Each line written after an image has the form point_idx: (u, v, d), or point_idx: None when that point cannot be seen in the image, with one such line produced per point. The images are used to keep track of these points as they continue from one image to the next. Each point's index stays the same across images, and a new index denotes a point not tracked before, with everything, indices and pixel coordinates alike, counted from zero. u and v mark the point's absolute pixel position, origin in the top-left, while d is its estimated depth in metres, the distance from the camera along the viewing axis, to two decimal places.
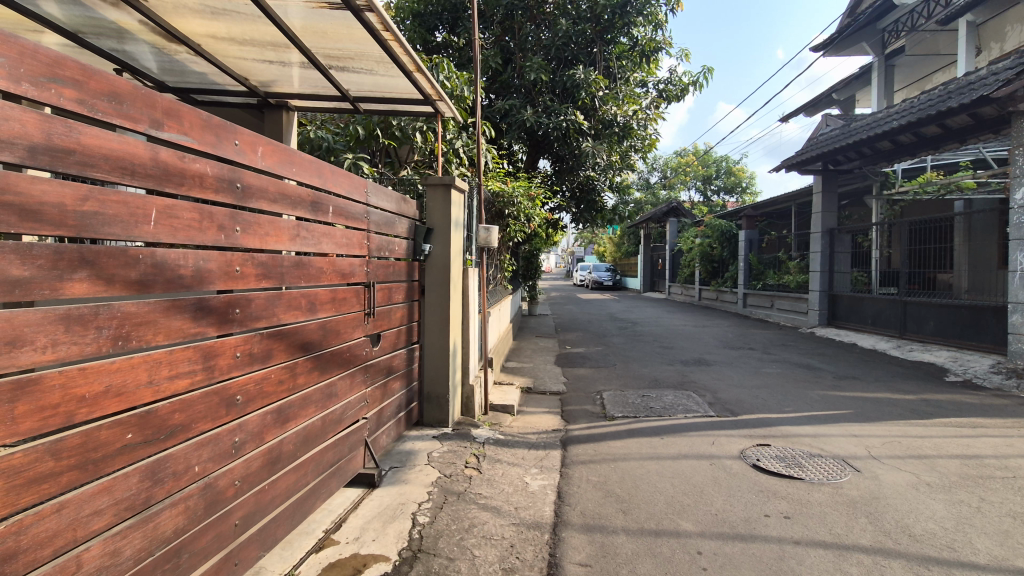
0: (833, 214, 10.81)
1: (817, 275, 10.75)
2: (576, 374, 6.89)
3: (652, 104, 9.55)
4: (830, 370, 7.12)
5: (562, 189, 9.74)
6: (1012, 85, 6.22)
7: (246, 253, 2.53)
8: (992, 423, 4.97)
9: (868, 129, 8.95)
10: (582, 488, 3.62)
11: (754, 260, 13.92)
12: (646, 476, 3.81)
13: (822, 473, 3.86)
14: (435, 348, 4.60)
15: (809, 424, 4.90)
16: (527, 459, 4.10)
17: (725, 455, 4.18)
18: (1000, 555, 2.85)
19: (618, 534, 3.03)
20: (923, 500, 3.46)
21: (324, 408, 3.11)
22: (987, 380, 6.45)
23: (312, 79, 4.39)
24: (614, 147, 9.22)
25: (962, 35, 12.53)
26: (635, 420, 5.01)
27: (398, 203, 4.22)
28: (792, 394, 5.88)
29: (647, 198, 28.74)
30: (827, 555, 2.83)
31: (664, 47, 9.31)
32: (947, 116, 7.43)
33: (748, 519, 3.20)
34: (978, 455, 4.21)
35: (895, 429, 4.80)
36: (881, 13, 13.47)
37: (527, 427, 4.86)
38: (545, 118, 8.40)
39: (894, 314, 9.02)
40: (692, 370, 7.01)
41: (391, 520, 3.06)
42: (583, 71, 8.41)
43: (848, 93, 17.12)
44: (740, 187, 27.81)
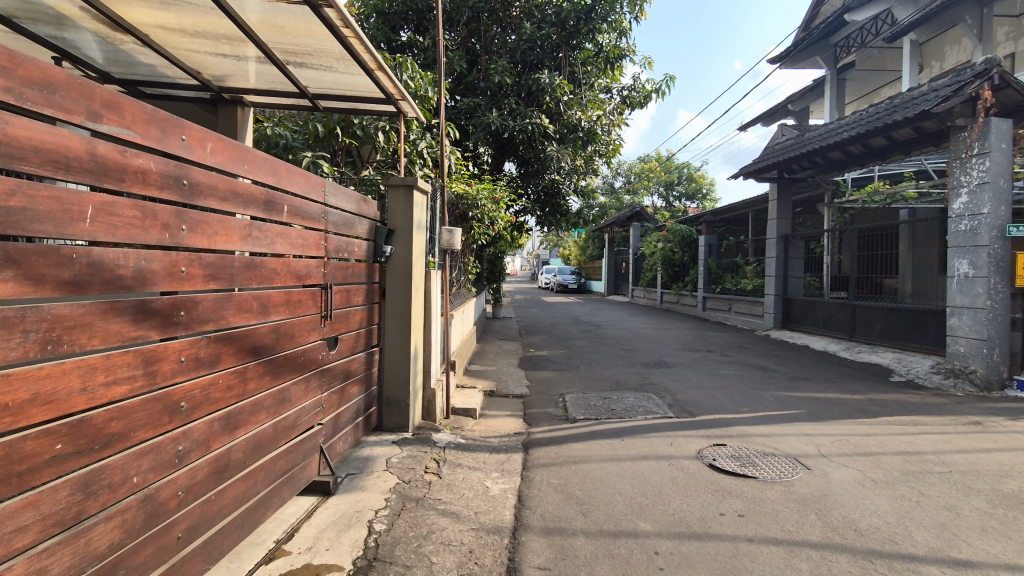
0: (788, 221, 11.15)
1: (773, 279, 11.12)
2: (539, 376, 6.90)
3: (616, 110, 9.67)
4: (784, 371, 7.36)
5: (527, 191, 9.74)
6: (951, 102, 6.64)
7: (193, 253, 2.41)
8: (931, 421, 5.23)
9: (820, 138, 9.32)
10: (542, 492, 3.62)
11: (713, 265, 14.31)
12: (606, 477, 3.84)
13: (775, 471, 3.97)
14: (396, 352, 4.52)
15: (763, 424, 5.05)
16: (488, 463, 4.07)
17: (683, 455, 4.26)
18: (936, 546, 3.00)
19: (578, 537, 3.04)
20: (868, 496, 3.60)
21: (276, 414, 3.01)
22: (928, 380, 6.88)
23: (269, 74, 4.26)
24: (578, 151, 9.32)
25: (905, 54, 12.87)
26: (596, 423, 5.05)
27: (358, 203, 4.14)
28: (747, 395, 6.06)
29: (611, 203, 29.19)
30: (778, 552, 2.91)
31: (628, 54, 9.47)
32: (893, 128, 7.81)
33: (703, 518, 3.27)
34: (918, 451, 4.43)
35: (844, 427, 5.00)
36: (833, 29, 14.17)
37: (489, 430, 4.83)
38: (511, 121, 8.41)
39: (844, 317, 9.42)
40: (652, 372, 7.13)
41: (346, 528, 2.99)
42: (548, 76, 8.49)
43: (802, 104, 17.82)
44: (701, 193, 28.52)
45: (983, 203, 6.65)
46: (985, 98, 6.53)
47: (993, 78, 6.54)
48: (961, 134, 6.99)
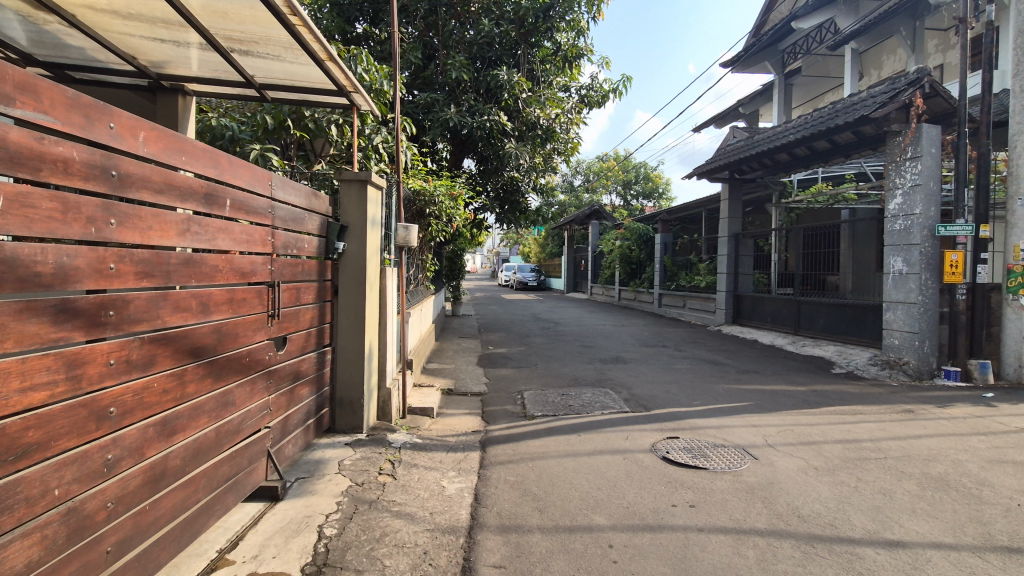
0: (738, 220, 11.54)
1: (724, 276, 11.49)
2: (497, 374, 6.89)
3: (575, 108, 9.74)
4: (734, 365, 7.62)
5: (486, 188, 9.69)
6: (887, 108, 7.03)
7: (124, 249, 2.27)
8: (868, 410, 5.53)
9: (768, 141, 9.67)
10: (499, 489, 3.60)
11: (668, 262, 14.69)
12: (563, 473, 3.86)
13: (725, 462, 4.10)
14: (349, 351, 4.41)
15: (714, 416, 5.21)
16: (445, 462, 4.02)
17: (638, 449, 4.34)
18: (873, 529, 3.16)
19: (534, 533, 3.04)
20: (810, 483, 3.76)
21: (218, 419, 2.87)
22: (866, 371, 7.29)
23: (212, 62, 4.06)
24: (537, 149, 9.34)
25: (847, 62, 13.53)
26: (553, 419, 5.08)
27: (308, 198, 4.00)
28: (700, 388, 6.24)
29: (570, 201, 29.50)
30: (727, 540, 3.00)
31: (586, 54, 9.56)
32: (835, 132, 8.18)
33: (656, 510, 3.34)
34: (857, 439, 4.66)
35: (789, 418, 5.22)
36: (781, 36, 14.74)
37: (446, 429, 4.77)
38: (469, 117, 8.35)
39: (790, 312, 9.84)
40: (609, 368, 7.23)
41: (295, 534, 2.88)
42: (507, 72, 8.46)
43: (753, 108, 18.47)
44: (657, 192, 29.18)
45: (915, 204, 7.06)
46: (918, 105, 6.95)
47: (924, 87, 6.97)
48: (897, 138, 7.40)
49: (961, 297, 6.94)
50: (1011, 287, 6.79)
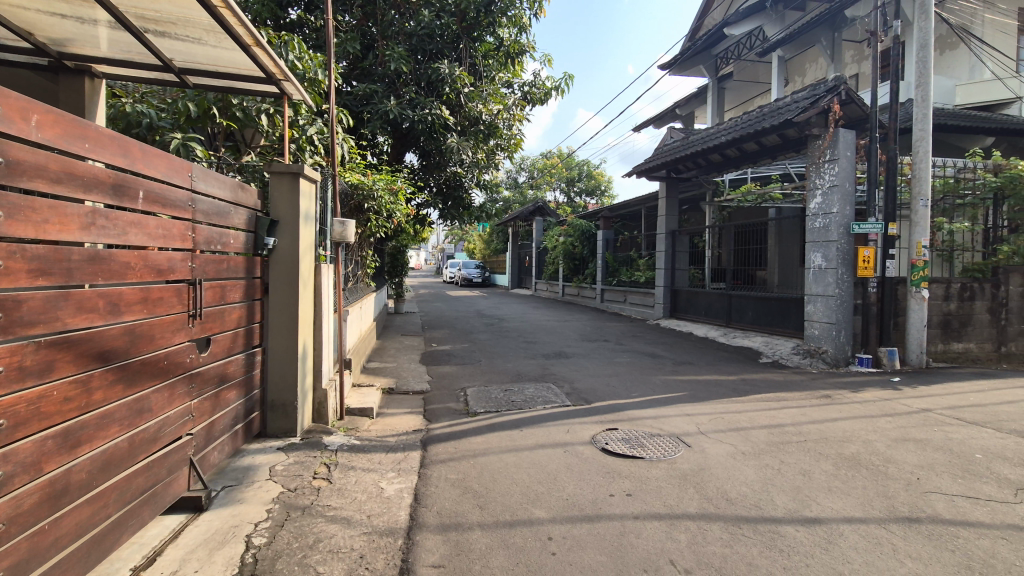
0: (675, 218, 11.96)
1: (662, 272, 11.90)
2: (440, 371, 6.83)
3: (517, 105, 9.75)
4: (670, 357, 7.92)
5: (428, 184, 9.56)
6: (808, 113, 7.47)
7: (14, 243, 2.05)
8: (792, 396, 5.89)
9: (702, 141, 10.08)
10: (440, 488, 3.56)
11: (610, 258, 15.05)
12: (504, 469, 3.87)
13: (660, 451, 4.24)
14: (281, 352, 4.22)
15: (651, 407, 5.39)
16: (384, 463, 3.94)
17: (578, 441, 4.42)
18: (794, 507, 3.37)
19: (474, 530, 3.03)
20: (738, 467, 3.97)
21: (132, 427, 2.68)
22: (789, 360, 7.79)
23: (124, 42, 3.76)
24: (480, 145, 9.27)
25: (774, 68, 14.30)
26: (496, 415, 5.08)
27: (234, 191, 3.79)
28: (638, 380, 6.44)
29: (514, 198, 29.64)
30: (661, 526, 3.11)
31: (528, 50, 9.59)
32: (762, 134, 8.62)
33: (594, 501, 3.41)
34: (781, 424, 4.96)
35: (720, 406, 5.48)
36: (714, 41, 15.38)
37: (385, 430, 4.67)
38: (409, 110, 8.19)
39: (722, 306, 10.32)
40: (552, 363, 7.33)
41: (220, 546, 2.72)
42: (448, 66, 8.36)
43: (689, 109, 19.19)
44: (599, 190, 29.81)
45: (833, 204, 7.57)
46: (834, 111, 7.46)
47: (841, 94, 7.48)
48: (817, 141, 7.90)
49: (873, 290, 7.52)
50: (915, 280, 7.41)
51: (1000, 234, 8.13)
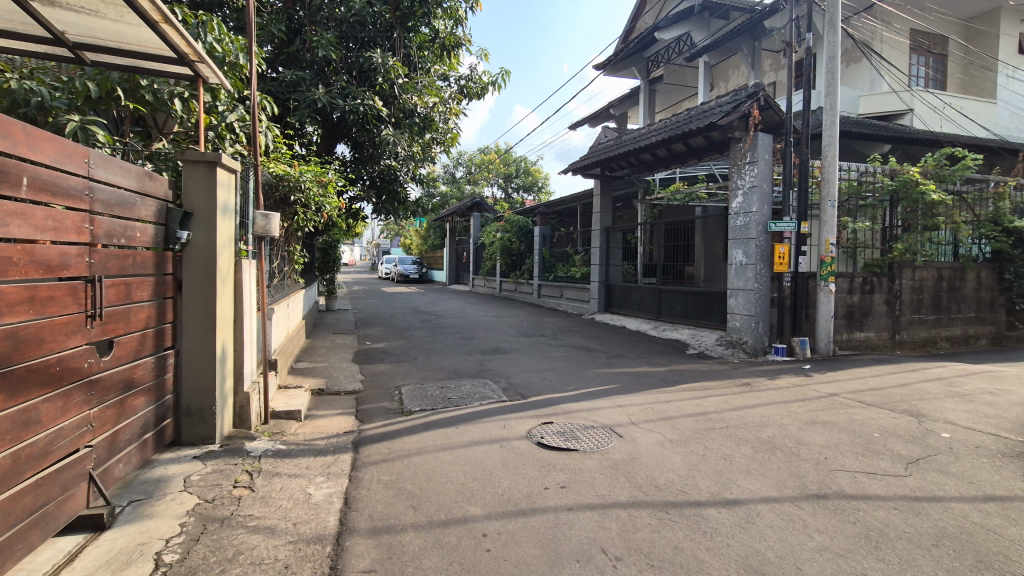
0: (609, 215, 12.27)
1: (597, 267, 12.21)
2: (374, 370, 6.64)
3: (453, 98, 9.61)
4: (604, 351, 8.13)
5: (361, 177, 9.25)
6: (731, 117, 7.88)
7: None
8: (716, 385, 6.22)
9: (633, 141, 10.39)
10: (371, 491, 3.46)
11: (547, 254, 15.25)
12: (439, 467, 3.81)
13: (593, 442, 4.34)
14: (197, 353, 3.94)
15: (585, 399, 5.52)
16: (312, 467, 3.77)
17: (514, 436, 4.43)
18: (717, 490, 3.56)
19: (407, 532, 2.96)
20: (667, 454, 4.14)
21: (18, 440, 2.41)
22: (714, 350, 8.22)
23: (6, 10, 3.36)
24: (415, 138, 9.02)
25: (701, 73, 14.98)
26: (432, 413, 5.01)
27: (141, 180, 3.49)
28: (573, 374, 6.57)
29: (452, 193, 29.38)
30: (593, 515, 3.18)
31: (464, 44, 9.49)
32: (689, 136, 9.01)
33: (529, 495, 3.43)
34: (705, 412, 5.22)
35: (651, 397, 5.69)
36: (646, 44, 15.88)
37: (314, 433, 4.48)
38: (340, 100, 7.89)
39: (653, 300, 10.73)
40: (489, 359, 7.31)
41: (124, 567, 2.50)
42: (381, 55, 8.09)
43: (622, 109, 19.75)
44: (536, 186, 30.12)
45: (753, 203, 8.06)
46: (754, 115, 7.93)
47: (760, 100, 7.94)
48: (739, 144, 8.36)
49: (787, 284, 8.11)
50: (823, 275, 8.01)
51: (895, 233, 8.94)
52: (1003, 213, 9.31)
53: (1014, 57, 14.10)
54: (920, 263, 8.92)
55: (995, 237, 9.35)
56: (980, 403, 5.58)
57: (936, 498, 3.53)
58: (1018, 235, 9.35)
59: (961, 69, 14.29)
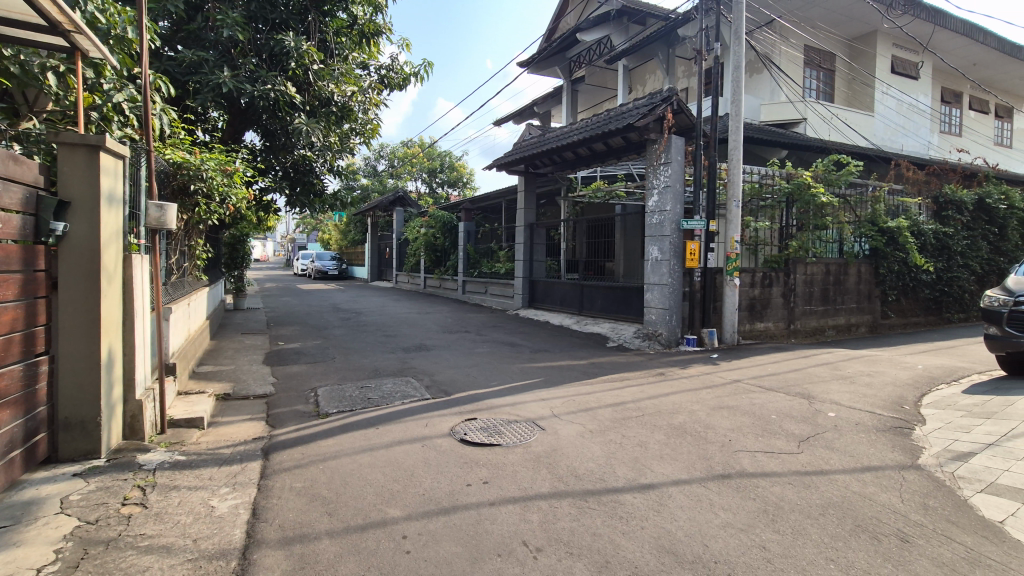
0: (533, 211, 12.43)
1: (521, 263, 12.35)
2: (287, 372, 6.29)
3: (373, 88, 9.29)
4: (528, 345, 8.24)
5: (273, 167, 8.74)
6: (647, 119, 8.24)
7: None
8: (634, 376, 6.50)
9: (556, 140, 10.57)
10: (283, 499, 3.27)
11: (471, 250, 15.23)
12: (357, 470, 3.68)
13: (516, 436, 4.38)
14: (76, 359, 3.52)
15: (509, 394, 5.56)
16: (216, 478, 3.50)
17: (436, 434, 4.37)
18: (634, 477, 3.70)
19: (321, 540, 2.83)
20: (587, 445, 4.26)
21: None
22: (632, 343, 8.60)
23: None
24: (332, 128, 8.61)
25: (620, 76, 15.54)
26: (350, 415, 4.82)
27: (4, 163, 3.07)
28: (497, 369, 6.60)
29: (373, 186, 28.49)
30: (515, 509, 3.21)
31: (385, 32, 9.18)
32: (609, 136, 9.30)
33: (451, 492, 3.40)
34: (624, 402, 5.44)
35: (572, 389, 5.84)
36: (568, 45, 16.20)
37: (219, 441, 4.17)
38: (248, 84, 7.37)
39: (575, 295, 11.02)
40: (412, 357, 7.18)
41: None
42: (294, 39, 7.64)
43: (546, 108, 20.08)
44: (461, 181, 29.98)
45: (667, 202, 8.50)
46: (667, 119, 8.34)
47: (673, 104, 8.37)
48: (654, 145, 8.77)
49: (697, 279, 8.61)
50: (729, 270, 8.56)
51: (791, 232, 9.77)
52: (879, 215, 10.51)
53: (888, 76, 15.86)
54: (812, 259, 9.82)
55: (872, 236, 10.50)
56: (859, 384, 6.25)
57: (823, 471, 3.90)
58: (890, 235, 10.57)
59: (845, 83, 15.90)
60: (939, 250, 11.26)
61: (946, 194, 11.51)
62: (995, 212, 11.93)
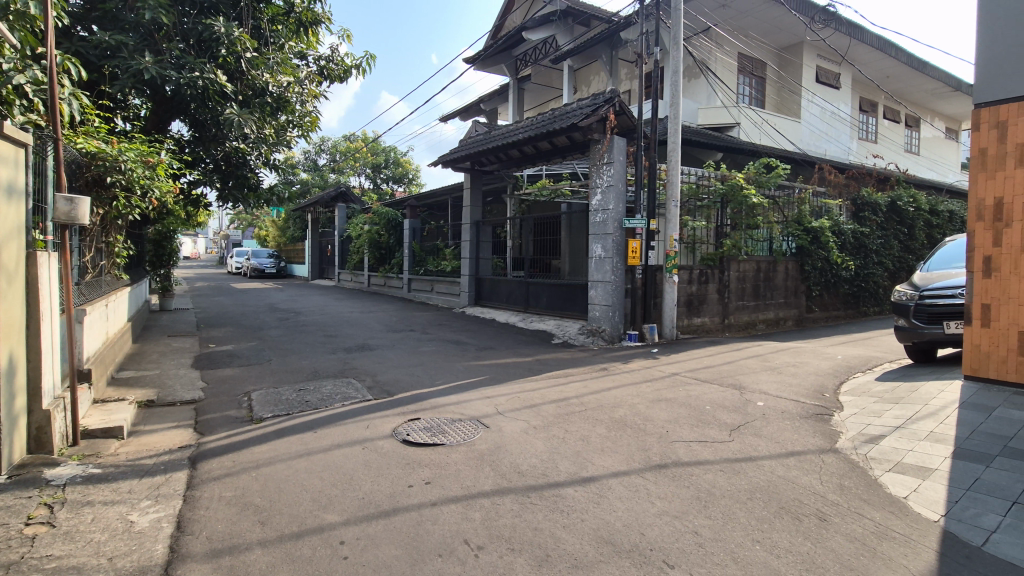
0: (479, 209, 12.40)
1: (467, 261, 12.29)
2: (219, 375, 5.98)
3: (311, 80, 8.97)
4: (473, 343, 8.22)
5: (203, 159, 8.28)
6: (590, 120, 8.42)
7: None
8: (578, 372, 6.62)
9: (501, 137, 10.58)
10: (211, 509, 3.11)
11: (417, 248, 15.03)
12: (293, 476, 3.55)
13: (459, 435, 4.36)
14: None
15: (453, 393, 5.53)
16: (136, 491, 3.29)
17: (377, 436, 4.28)
18: (575, 470, 3.78)
19: (252, 550, 2.71)
20: (530, 441, 4.30)
21: None
22: (576, 339, 8.74)
23: None
24: (268, 119, 8.25)
25: (565, 76, 15.75)
26: (286, 419, 4.64)
27: None
28: (442, 368, 6.55)
29: (314, 180, 27.53)
30: (457, 508, 3.20)
31: (324, 22, 8.87)
32: (553, 135, 9.39)
33: (392, 494, 3.34)
34: (567, 397, 5.54)
35: (517, 386, 5.88)
36: (514, 43, 16.26)
37: (140, 451, 3.92)
38: (173, 71, 6.92)
39: (520, 292, 11.10)
40: (354, 357, 7.00)
41: None
42: (225, 24, 7.25)
43: (492, 105, 20.06)
44: (406, 177, 29.56)
45: (610, 201, 8.72)
46: (610, 120, 8.55)
47: (615, 105, 8.59)
48: (597, 146, 8.97)
49: (639, 276, 8.86)
50: (668, 267, 8.86)
51: (726, 230, 10.25)
52: (804, 215, 11.20)
53: (813, 85, 16.91)
54: (744, 257, 10.34)
55: (798, 235, 11.20)
56: (785, 374, 6.66)
57: (751, 457, 4.13)
58: (814, 234, 11.30)
59: (775, 91, 16.83)
60: (856, 249, 12.14)
61: (862, 196, 12.41)
62: (904, 214, 12.98)
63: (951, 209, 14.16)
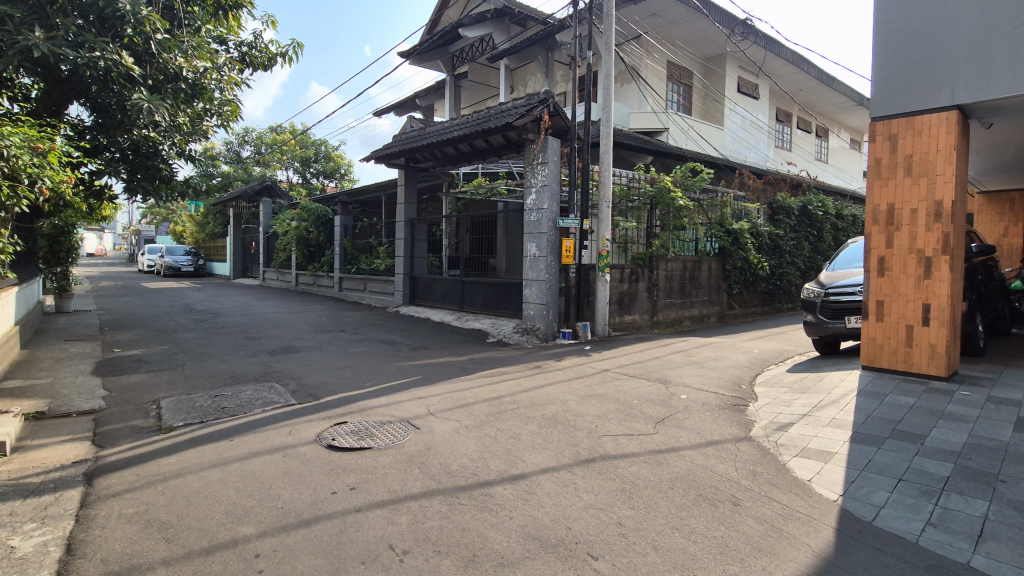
0: (413, 206, 12.18)
1: (401, 259, 12.06)
2: (124, 382, 5.52)
3: (231, 66, 8.46)
4: (406, 343, 8.07)
5: (107, 147, 7.61)
6: (525, 119, 8.50)
7: None
8: (511, 370, 6.67)
9: (436, 133, 10.45)
10: (109, 529, 2.86)
11: (348, 245, 14.57)
12: (204, 488, 3.33)
13: (388, 438, 4.27)
14: None
15: (384, 394, 5.41)
16: (18, 514, 2.97)
17: (300, 442, 4.10)
18: (505, 468, 3.80)
19: (155, 570, 2.52)
20: (461, 441, 4.28)
21: None
22: (511, 337, 8.80)
23: None
24: (182, 107, 7.73)
25: (502, 75, 15.78)
26: (200, 427, 4.35)
27: None
28: (372, 369, 6.39)
29: (236, 173, 25.97)
30: (383, 513, 3.13)
31: (246, 6, 8.39)
32: (488, 134, 9.39)
33: (314, 502, 3.22)
34: (500, 395, 5.55)
35: (449, 386, 5.84)
36: (450, 39, 16.09)
37: (25, 469, 3.54)
38: (69, 49, 6.29)
39: (455, 291, 11.03)
40: (278, 360, 6.68)
41: None
42: (131, 2, 6.66)
43: (428, 100, 19.78)
44: (338, 172, 28.63)
45: (544, 201, 8.85)
46: (544, 120, 8.67)
47: (549, 105, 8.71)
48: (532, 145, 9.06)
49: (572, 275, 9.03)
50: (601, 266, 9.10)
51: (655, 231, 10.66)
52: (725, 217, 11.87)
53: (735, 95, 17.93)
54: (672, 257, 10.79)
55: (720, 236, 11.83)
56: (706, 368, 7.02)
57: (673, 448, 4.32)
58: (734, 235, 12.00)
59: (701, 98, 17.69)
60: (772, 249, 13.01)
61: (778, 200, 13.28)
62: (814, 217, 14.04)
63: (854, 214, 15.51)
